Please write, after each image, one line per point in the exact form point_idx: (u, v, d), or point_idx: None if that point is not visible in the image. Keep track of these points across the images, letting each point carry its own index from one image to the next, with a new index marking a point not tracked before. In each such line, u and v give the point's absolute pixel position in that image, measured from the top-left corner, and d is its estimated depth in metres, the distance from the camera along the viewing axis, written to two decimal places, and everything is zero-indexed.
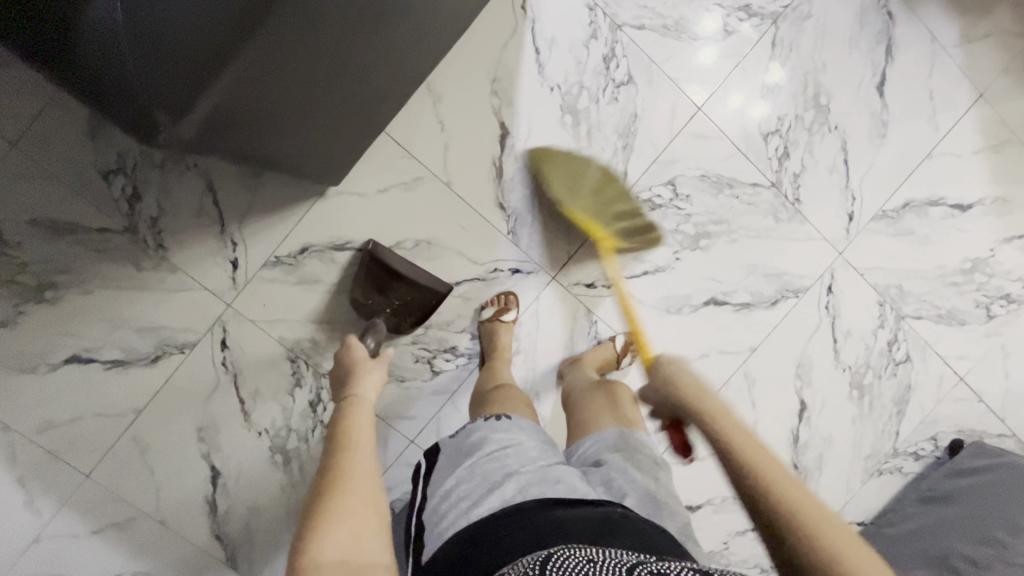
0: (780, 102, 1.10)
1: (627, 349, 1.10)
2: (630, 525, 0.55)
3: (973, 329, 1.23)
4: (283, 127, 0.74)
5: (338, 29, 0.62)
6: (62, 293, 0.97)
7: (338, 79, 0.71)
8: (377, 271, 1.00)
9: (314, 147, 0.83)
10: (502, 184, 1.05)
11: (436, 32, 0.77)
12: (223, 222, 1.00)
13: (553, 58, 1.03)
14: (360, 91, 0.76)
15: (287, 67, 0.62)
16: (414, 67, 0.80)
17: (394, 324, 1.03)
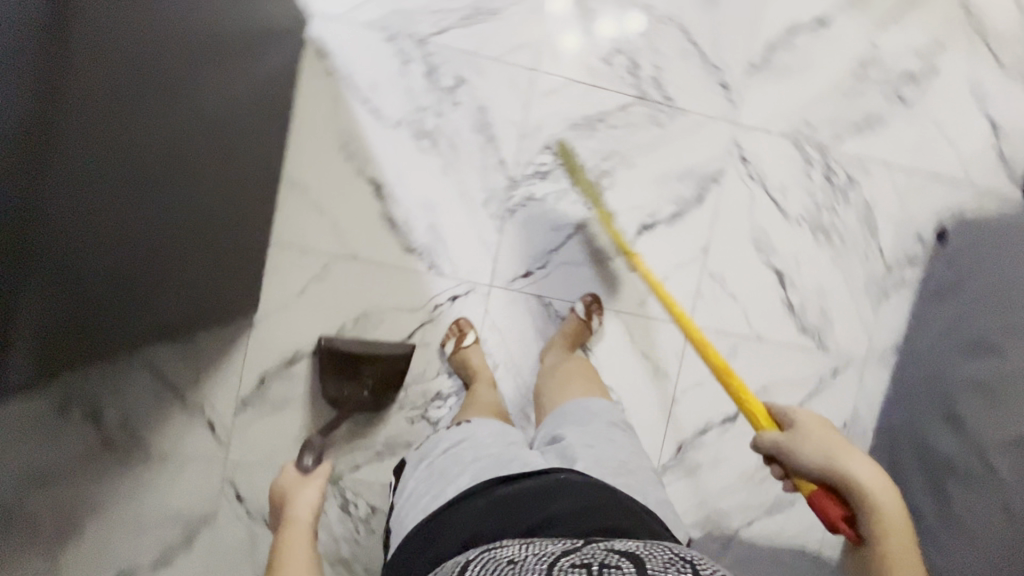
0: (605, 23, 1.10)
1: (590, 312, 1.11)
2: (574, 496, 0.62)
3: (896, 122, 1.20)
4: (144, 278, 0.76)
5: (146, 184, 0.68)
6: (82, 527, 1.02)
7: (170, 230, 0.77)
8: (339, 360, 1.02)
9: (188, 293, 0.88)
10: (400, 230, 1.07)
11: (236, 136, 0.85)
12: (182, 393, 1.04)
13: (383, 99, 1.05)
14: (201, 214, 0.82)
15: (125, 220, 0.67)
16: (234, 170, 0.87)
17: (375, 401, 1.05)
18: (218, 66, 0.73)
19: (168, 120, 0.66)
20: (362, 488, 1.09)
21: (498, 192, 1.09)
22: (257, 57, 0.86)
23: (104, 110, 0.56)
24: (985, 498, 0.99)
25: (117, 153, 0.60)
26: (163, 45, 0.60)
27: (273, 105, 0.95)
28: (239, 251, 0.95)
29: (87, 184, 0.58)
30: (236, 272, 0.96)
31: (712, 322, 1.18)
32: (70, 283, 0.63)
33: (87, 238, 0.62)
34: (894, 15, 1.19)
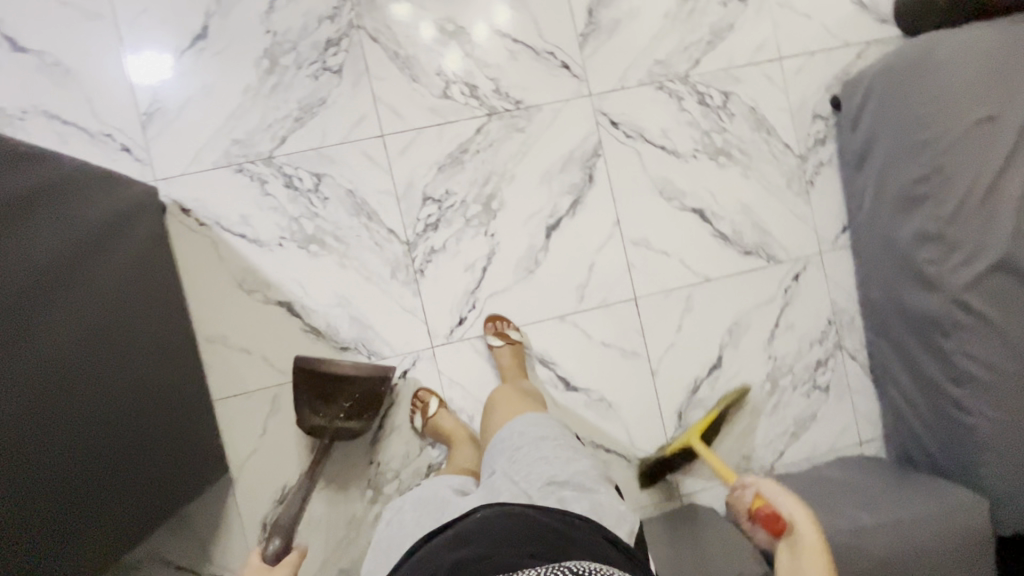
0: (429, 62, 1.10)
1: (503, 330, 1.10)
2: (498, 528, 0.71)
3: (744, 21, 1.18)
4: (137, 452, 0.84)
5: (84, 375, 0.76)
6: None
7: (129, 408, 0.84)
8: (312, 391, 1.00)
9: (171, 469, 0.92)
10: (327, 335, 1.08)
11: (148, 310, 0.93)
12: (198, 570, 1.06)
13: (257, 225, 1.07)
14: (150, 381, 0.90)
15: (89, 404, 0.76)
16: (162, 337, 0.95)
17: (351, 431, 1.03)
18: (99, 258, 0.83)
19: (74, 313, 0.76)
20: None
21: (400, 259, 1.10)
22: (137, 249, 0.94)
23: (16, 320, 0.66)
24: (979, 340, 0.97)
25: (43, 352, 0.69)
26: (39, 257, 0.71)
27: (166, 283, 1.00)
28: (199, 403, 1.02)
29: (34, 384, 0.67)
30: (207, 425, 1.03)
31: (656, 284, 1.16)
32: (59, 458, 0.70)
33: (60, 432, 0.70)
34: None
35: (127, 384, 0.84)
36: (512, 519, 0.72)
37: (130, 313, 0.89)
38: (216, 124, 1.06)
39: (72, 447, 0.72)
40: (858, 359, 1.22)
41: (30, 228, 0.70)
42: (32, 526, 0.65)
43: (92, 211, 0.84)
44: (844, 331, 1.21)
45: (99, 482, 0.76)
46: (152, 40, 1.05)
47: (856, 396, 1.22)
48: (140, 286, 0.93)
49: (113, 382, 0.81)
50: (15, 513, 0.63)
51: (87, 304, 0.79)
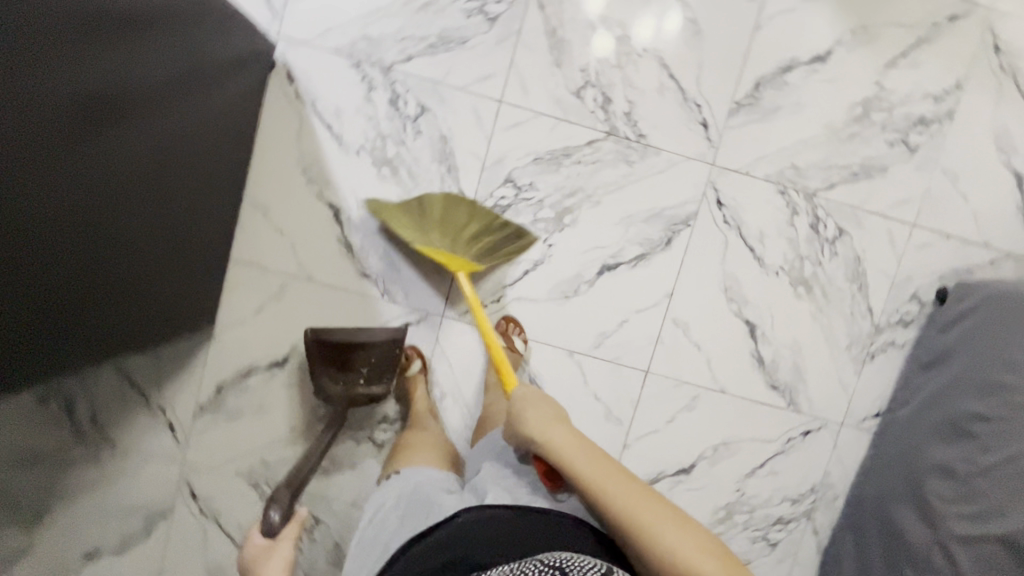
0: (579, 55, 1.06)
1: (510, 334, 1.09)
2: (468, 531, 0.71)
3: (898, 172, 1.10)
4: (168, 257, 0.89)
5: (167, 171, 0.82)
6: (54, 509, 1.12)
7: (181, 215, 0.89)
8: (332, 354, 1.02)
9: (182, 289, 0.97)
10: (356, 256, 1.09)
11: (199, 161, 0.89)
12: (147, 396, 1.11)
13: (346, 125, 1.06)
14: (193, 216, 0.93)
15: (158, 195, 0.82)
16: (199, 190, 0.92)
17: (371, 395, 1.04)
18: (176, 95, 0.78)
19: (146, 136, 0.74)
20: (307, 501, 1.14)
21: None
22: (216, 99, 0.89)
23: (121, 108, 0.68)
24: None
25: (82, 174, 0.65)
26: (136, 71, 0.69)
27: (225, 140, 0.96)
28: (204, 262, 1.01)
29: (127, 155, 0.72)
30: (200, 285, 1.02)
31: (673, 369, 1.13)
32: (117, 226, 0.75)
33: (62, 256, 0.68)
34: (906, 54, 1.08)
35: (189, 195, 0.89)
36: (493, 522, 0.71)
37: (216, 139, 0.93)
38: (357, 14, 1.04)
39: (131, 223, 0.78)
40: (818, 536, 1.18)
41: (116, 46, 0.64)
42: (73, 270, 0.70)
43: (191, 48, 0.79)
44: (821, 505, 1.17)
45: (134, 262, 0.82)
46: None
47: (797, 568, 1.18)
48: (204, 135, 0.89)
49: (182, 187, 0.87)
50: (52, 262, 0.66)
51: (196, 112, 0.84)
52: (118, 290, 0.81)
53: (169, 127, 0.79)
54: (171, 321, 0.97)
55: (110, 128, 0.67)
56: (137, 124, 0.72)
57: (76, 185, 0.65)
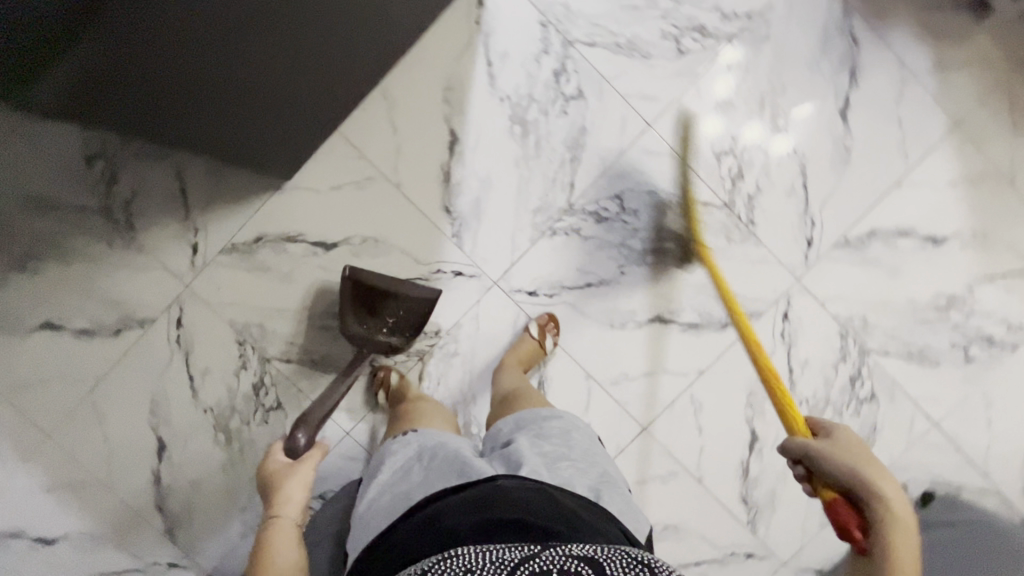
0: (735, 125, 1.09)
1: (544, 332, 1.09)
2: (510, 495, 0.71)
3: (948, 372, 1.14)
4: (288, 100, 0.90)
5: (341, 39, 0.83)
6: (44, 264, 1.09)
7: (328, 84, 0.90)
8: (366, 296, 1.04)
9: (283, 135, 0.98)
10: (449, 189, 1.09)
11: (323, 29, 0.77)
12: (189, 209, 1.10)
13: (505, 70, 1.06)
14: (344, 95, 0.94)
15: (319, 48, 0.83)
16: (306, 49, 0.81)
17: (387, 346, 1.05)
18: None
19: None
20: (279, 383, 1.13)
21: (551, 208, 1.09)
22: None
23: None
24: None
25: None
26: None
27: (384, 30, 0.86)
28: (277, 114, 0.92)
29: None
30: (260, 125, 0.94)
31: (667, 438, 1.14)
32: (255, 31, 0.75)
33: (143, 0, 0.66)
34: (1005, 275, 1.13)
35: (348, 75, 0.90)
36: (536, 492, 0.73)
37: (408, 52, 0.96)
38: None
39: (269, 41, 0.78)
40: None
41: None
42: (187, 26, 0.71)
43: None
44: None
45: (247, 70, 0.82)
46: None
47: None
48: (369, 21, 0.82)
49: (346, 63, 0.88)
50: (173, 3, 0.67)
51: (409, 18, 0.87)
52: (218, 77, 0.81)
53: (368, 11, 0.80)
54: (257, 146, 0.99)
55: None
56: None
57: None
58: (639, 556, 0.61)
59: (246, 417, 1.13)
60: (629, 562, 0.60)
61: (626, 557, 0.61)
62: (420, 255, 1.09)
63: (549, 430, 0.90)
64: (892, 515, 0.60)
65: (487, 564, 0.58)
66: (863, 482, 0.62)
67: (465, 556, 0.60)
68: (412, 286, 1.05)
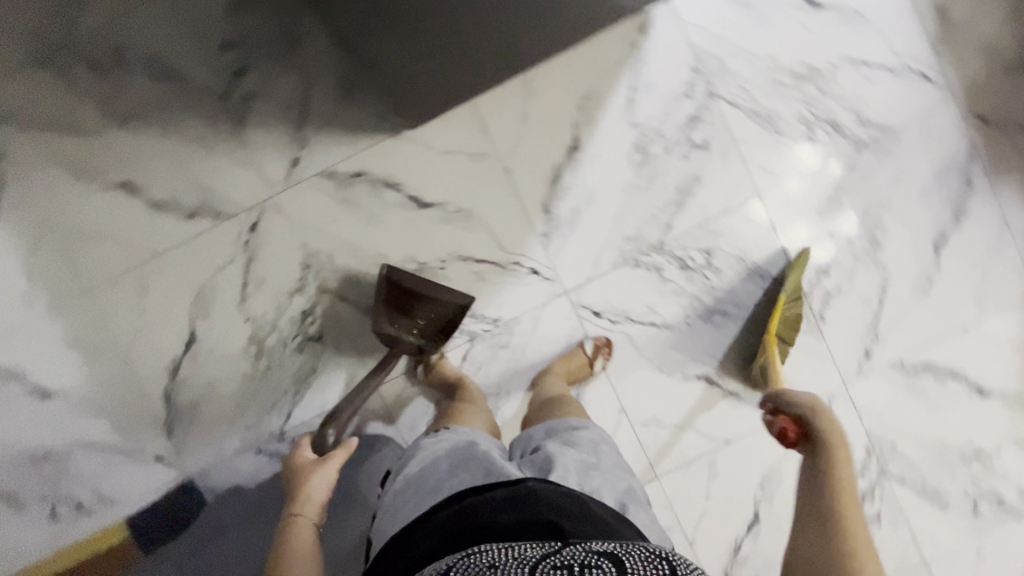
0: (836, 223, 1.12)
1: (597, 353, 1.11)
2: (541, 497, 0.72)
3: (954, 519, 1.16)
4: (450, 37, 0.89)
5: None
6: (145, 127, 1.08)
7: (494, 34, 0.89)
8: (401, 296, 1.03)
9: (430, 72, 0.97)
10: (555, 190, 1.10)
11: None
12: (302, 123, 1.09)
13: (645, 99, 1.09)
14: (505, 52, 0.92)
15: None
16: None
17: (416, 347, 1.04)
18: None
19: None
20: (328, 317, 1.12)
21: (642, 241, 1.11)
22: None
23: None
24: None
25: None
26: None
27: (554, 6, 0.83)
28: (413, 36, 0.90)
29: None
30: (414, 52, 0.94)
31: (675, 493, 1.15)
32: None
33: None
34: None
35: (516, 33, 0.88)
36: (567, 497, 0.73)
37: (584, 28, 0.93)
38: (732, 40, 1.09)
39: None
40: None
41: None
42: None
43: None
44: None
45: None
46: None
47: None
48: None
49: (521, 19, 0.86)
50: None
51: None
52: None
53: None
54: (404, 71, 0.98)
55: None
56: None
57: None
58: (657, 552, 0.62)
59: (286, 338, 1.12)
60: (648, 558, 0.61)
61: (645, 553, 0.61)
62: (507, 243, 1.11)
63: (578, 439, 0.89)
64: (832, 439, 0.69)
65: (510, 558, 0.59)
66: (809, 409, 0.73)
67: (487, 551, 0.61)
68: (448, 293, 1.04)
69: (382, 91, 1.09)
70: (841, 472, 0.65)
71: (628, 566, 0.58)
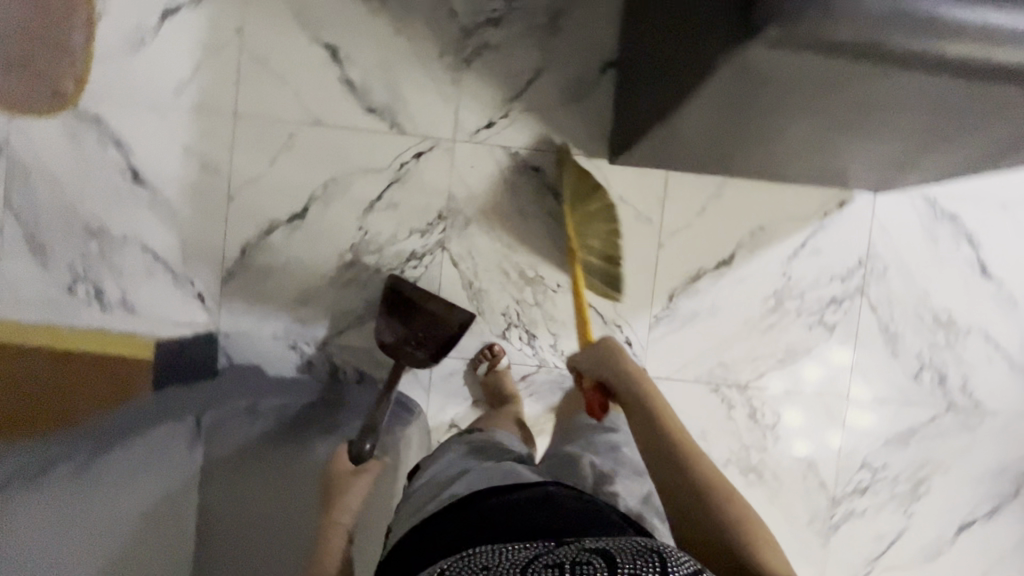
0: (894, 458, 1.16)
1: None
2: (551, 502, 0.63)
3: None
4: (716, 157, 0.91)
5: (816, 149, 0.84)
6: (380, 11, 1.06)
7: (753, 161, 0.92)
8: (399, 304, 1.04)
9: (667, 160, 0.98)
10: (687, 287, 1.13)
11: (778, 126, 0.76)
12: (515, 95, 1.09)
13: (806, 260, 1.13)
14: (745, 166, 0.96)
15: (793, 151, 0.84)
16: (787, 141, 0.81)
17: (418, 358, 1.01)
18: (819, 63, 0.55)
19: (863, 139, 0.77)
20: (430, 271, 1.10)
21: (732, 374, 1.14)
22: (857, 124, 0.71)
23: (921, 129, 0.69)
24: None
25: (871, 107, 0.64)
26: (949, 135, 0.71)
27: (816, 156, 0.88)
28: (658, 147, 0.92)
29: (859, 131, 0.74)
30: (672, 152, 0.93)
31: None
32: (785, 130, 0.76)
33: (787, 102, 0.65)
34: None
35: (771, 162, 0.92)
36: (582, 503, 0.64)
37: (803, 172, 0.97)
38: (906, 258, 1.14)
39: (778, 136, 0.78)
40: None
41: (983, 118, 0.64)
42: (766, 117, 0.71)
43: (896, 86, 0.58)
44: None
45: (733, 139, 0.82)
46: (995, 230, 1.14)
47: None
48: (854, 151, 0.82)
49: (786, 159, 0.90)
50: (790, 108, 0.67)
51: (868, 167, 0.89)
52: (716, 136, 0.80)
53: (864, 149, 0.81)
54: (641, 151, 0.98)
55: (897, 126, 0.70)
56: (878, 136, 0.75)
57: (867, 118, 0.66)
58: (653, 544, 0.52)
59: (381, 268, 1.10)
60: (641, 546, 0.52)
61: (639, 544, 0.52)
62: (621, 305, 1.12)
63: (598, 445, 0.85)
64: (620, 373, 0.85)
65: (505, 560, 0.51)
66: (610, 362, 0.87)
67: (482, 552, 0.53)
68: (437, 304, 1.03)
69: (601, 111, 1.09)
70: (642, 382, 0.83)
71: (619, 561, 0.49)
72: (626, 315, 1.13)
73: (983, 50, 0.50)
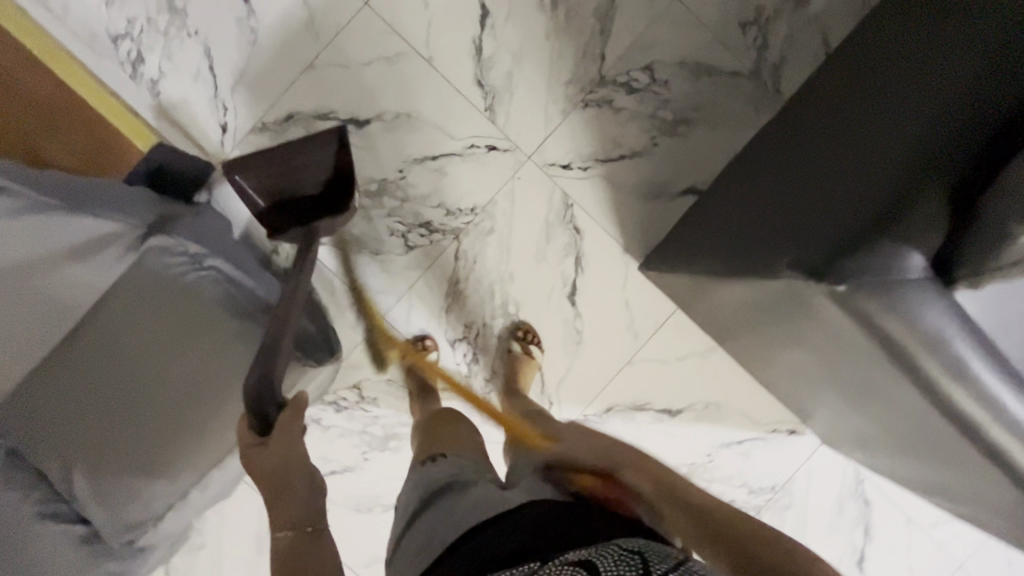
0: None
1: None
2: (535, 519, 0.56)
3: None
4: (722, 331, 0.93)
5: (797, 389, 0.88)
6: (545, 14, 1.07)
7: (742, 357, 0.95)
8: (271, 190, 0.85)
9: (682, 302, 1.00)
10: (628, 411, 1.14)
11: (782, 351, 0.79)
12: (604, 159, 1.10)
13: (734, 456, 1.17)
14: (736, 355, 0.99)
15: (780, 375, 0.88)
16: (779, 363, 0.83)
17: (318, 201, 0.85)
18: (872, 345, 0.57)
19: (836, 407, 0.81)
20: (431, 248, 1.10)
21: None
22: (845, 395, 0.74)
23: (884, 435, 0.73)
24: None
25: (864, 394, 0.67)
26: (898, 454, 0.75)
27: (797, 395, 0.91)
28: (685, 287, 0.93)
29: (839, 401, 0.77)
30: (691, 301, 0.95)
31: None
32: (785, 357, 0.79)
33: (816, 337, 0.65)
34: None
35: (755, 370, 0.96)
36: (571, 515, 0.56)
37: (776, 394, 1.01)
38: (811, 511, 1.18)
39: (777, 357, 0.81)
40: None
41: (938, 470, 0.68)
42: (779, 332, 0.73)
43: (899, 397, 0.61)
44: None
45: (741, 327, 0.84)
46: (892, 536, 1.20)
47: None
48: (827, 409, 0.85)
49: (770, 378, 0.93)
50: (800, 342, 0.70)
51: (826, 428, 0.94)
52: (729, 310, 0.82)
53: (832, 416, 0.85)
54: (668, 283, 0.99)
55: (871, 421, 0.73)
56: (851, 416, 0.78)
57: (849, 395, 0.71)
58: (635, 545, 0.50)
59: (394, 215, 1.09)
60: (622, 553, 0.48)
61: (620, 548, 0.49)
62: (567, 387, 1.14)
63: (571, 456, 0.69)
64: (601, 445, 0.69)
65: None
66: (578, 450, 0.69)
67: None
68: (306, 159, 0.85)
69: (661, 223, 1.12)
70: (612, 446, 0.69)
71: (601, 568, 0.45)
72: (563, 398, 1.14)
73: (974, 406, 0.54)
